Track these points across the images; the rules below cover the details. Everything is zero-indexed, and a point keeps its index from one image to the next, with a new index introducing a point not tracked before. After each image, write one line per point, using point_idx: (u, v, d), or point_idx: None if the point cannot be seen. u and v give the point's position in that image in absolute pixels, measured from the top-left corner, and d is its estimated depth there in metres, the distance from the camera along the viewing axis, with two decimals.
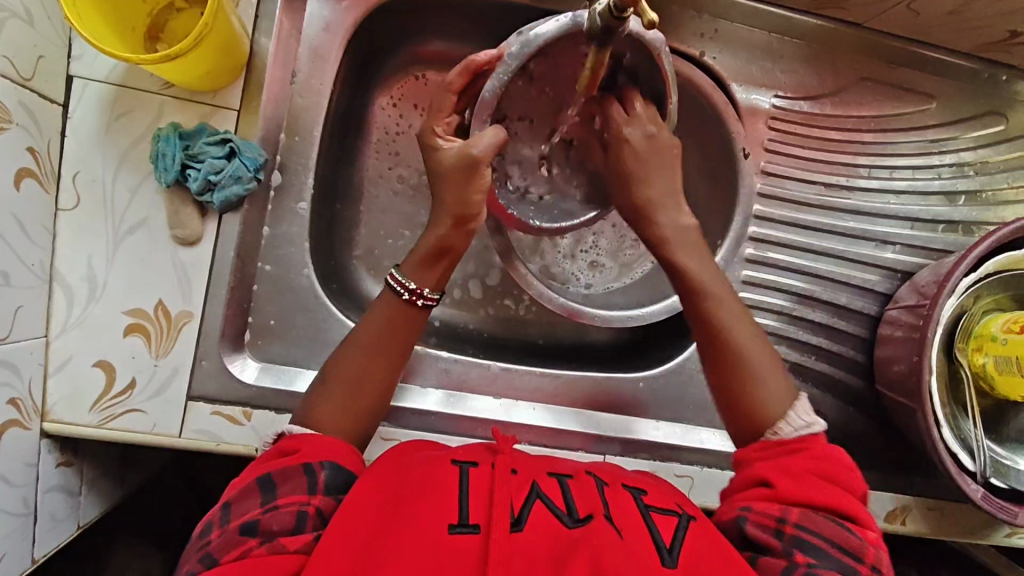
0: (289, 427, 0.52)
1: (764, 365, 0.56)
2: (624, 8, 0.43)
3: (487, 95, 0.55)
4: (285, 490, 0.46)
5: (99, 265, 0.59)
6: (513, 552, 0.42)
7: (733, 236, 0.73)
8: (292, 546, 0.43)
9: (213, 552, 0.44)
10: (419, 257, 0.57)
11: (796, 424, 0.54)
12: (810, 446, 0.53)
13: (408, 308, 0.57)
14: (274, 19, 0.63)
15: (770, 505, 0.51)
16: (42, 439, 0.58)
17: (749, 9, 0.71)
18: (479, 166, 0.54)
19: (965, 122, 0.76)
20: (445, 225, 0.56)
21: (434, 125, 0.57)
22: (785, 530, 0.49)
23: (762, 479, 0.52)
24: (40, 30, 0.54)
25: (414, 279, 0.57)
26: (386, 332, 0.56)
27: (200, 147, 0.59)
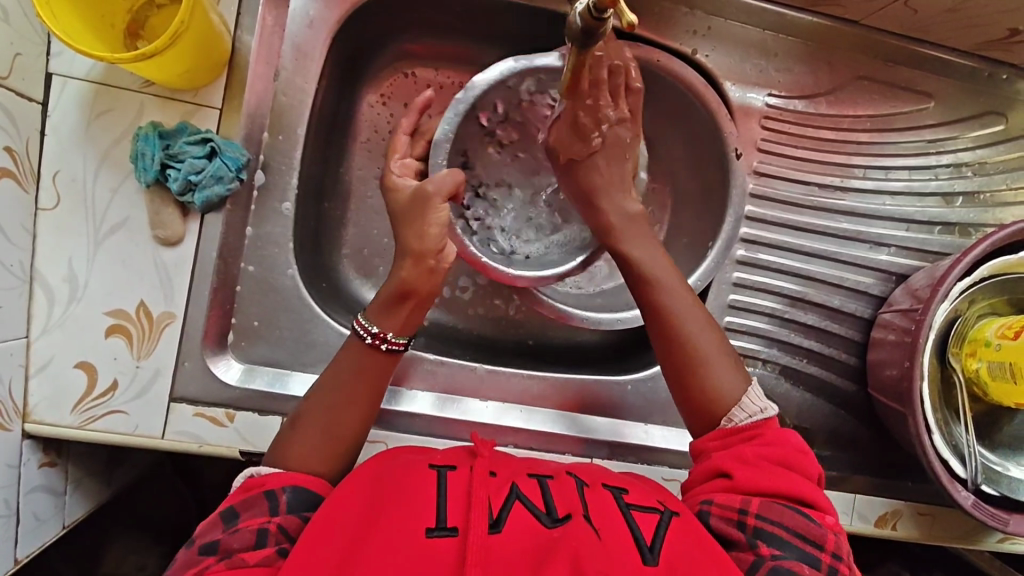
0: (258, 467, 0.51)
1: (712, 353, 0.57)
2: (602, 10, 0.43)
3: (441, 136, 0.62)
4: (248, 514, 0.46)
5: (80, 265, 0.58)
6: (492, 554, 0.41)
7: (723, 241, 0.70)
8: (253, 559, 0.44)
9: (172, 574, 0.44)
10: (383, 298, 0.57)
11: (750, 410, 0.55)
12: (764, 431, 0.54)
13: (373, 354, 0.56)
14: (257, 16, 0.62)
15: (731, 496, 0.51)
16: (23, 441, 0.57)
17: (743, 6, 0.69)
18: (432, 199, 0.57)
19: (964, 122, 0.75)
20: (406, 264, 0.57)
21: (390, 162, 0.63)
22: (748, 521, 0.49)
23: (721, 469, 0.53)
24: (15, 27, 0.53)
25: (378, 323, 0.56)
26: (362, 371, 0.56)
27: (181, 147, 0.58)
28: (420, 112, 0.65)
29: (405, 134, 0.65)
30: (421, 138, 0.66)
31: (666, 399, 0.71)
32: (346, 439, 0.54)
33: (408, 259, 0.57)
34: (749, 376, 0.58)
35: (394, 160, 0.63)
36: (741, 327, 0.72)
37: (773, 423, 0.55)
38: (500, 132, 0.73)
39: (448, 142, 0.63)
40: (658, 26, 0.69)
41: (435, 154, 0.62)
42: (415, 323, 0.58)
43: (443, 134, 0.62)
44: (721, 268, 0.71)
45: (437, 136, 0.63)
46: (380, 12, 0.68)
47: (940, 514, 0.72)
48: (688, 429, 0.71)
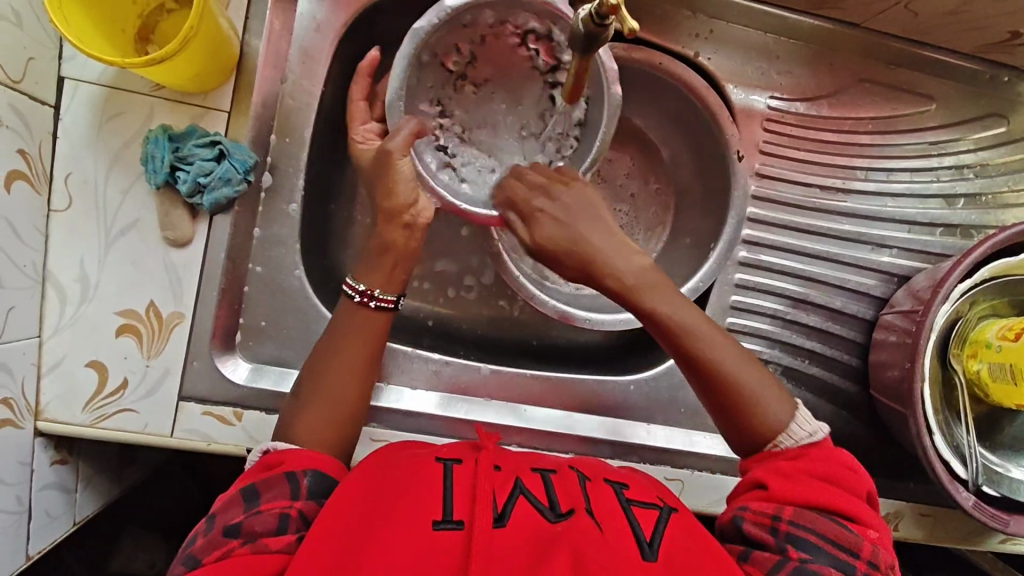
0: (275, 443, 0.52)
1: (758, 378, 0.56)
2: (605, 16, 0.43)
3: (393, 95, 0.60)
4: (268, 496, 0.47)
5: (91, 266, 0.59)
6: (495, 546, 0.42)
7: (724, 242, 0.70)
8: (275, 546, 0.44)
9: (196, 554, 0.45)
10: (365, 257, 0.60)
11: (798, 436, 0.55)
12: (811, 452, 0.54)
13: (363, 310, 0.58)
14: (265, 20, 0.63)
15: (766, 504, 0.52)
16: (36, 438, 0.58)
17: (746, 9, 0.70)
18: (392, 156, 0.58)
19: (966, 124, 0.75)
20: (383, 223, 0.59)
21: (352, 129, 0.64)
22: (780, 527, 0.50)
23: (758, 482, 0.54)
24: (29, 32, 0.54)
25: (363, 282, 0.59)
26: (355, 338, 0.57)
27: (190, 149, 0.59)
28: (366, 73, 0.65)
29: (363, 101, 0.65)
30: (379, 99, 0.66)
31: (668, 399, 0.72)
32: (350, 412, 0.56)
33: (383, 218, 0.59)
34: (793, 399, 0.57)
35: (355, 128, 0.64)
36: (742, 327, 0.73)
37: (824, 443, 0.55)
38: (471, 73, 0.68)
39: (400, 100, 0.60)
40: (661, 30, 0.69)
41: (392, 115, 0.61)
42: (399, 278, 0.60)
43: (393, 94, 0.60)
44: (722, 270, 0.72)
45: (389, 97, 0.60)
46: (386, 15, 0.69)
47: (941, 515, 0.72)
48: (690, 429, 0.72)
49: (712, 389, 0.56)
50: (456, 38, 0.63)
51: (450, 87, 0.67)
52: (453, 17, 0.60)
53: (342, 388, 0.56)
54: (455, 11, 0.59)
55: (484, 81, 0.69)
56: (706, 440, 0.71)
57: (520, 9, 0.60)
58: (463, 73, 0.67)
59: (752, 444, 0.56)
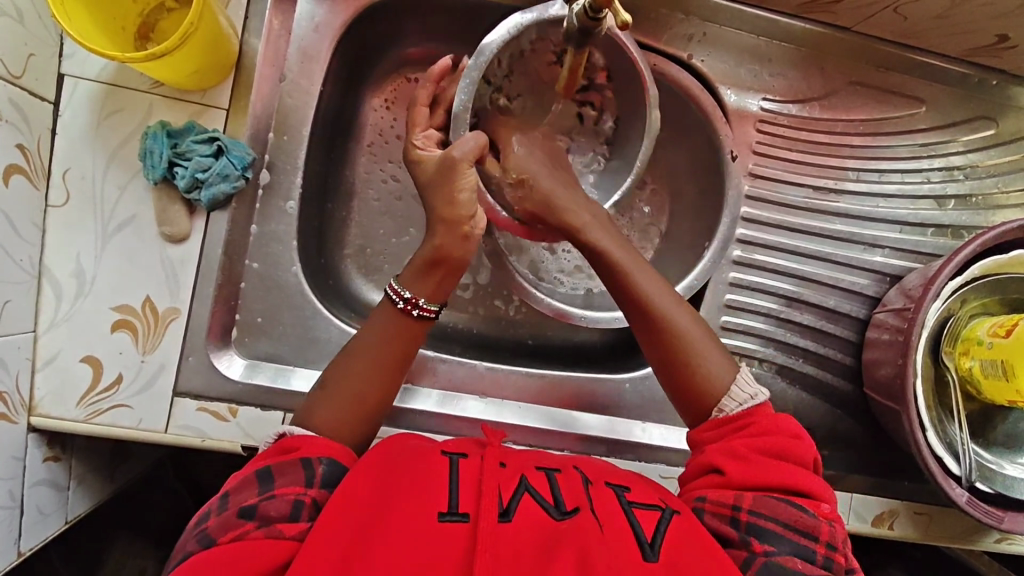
0: (290, 427, 0.52)
1: (707, 342, 0.58)
2: (599, 9, 0.44)
3: (459, 104, 0.60)
4: (282, 482, 0.46)
5: (88, 261, 0.59)
6: (501, 541, 0.42)
7: (718, 240, 0.72)
8: (288, 532, 0.44)
9: (210, 533, 0.44)
10: (416, 265, 0.58)
11: (740, 398, 0.56)
12: (756, 420, 0.54)
13: (404, 319, 0.57)
14: (264, 20, 0.64)
15: (723, 493, 0.51)
16: (29, 434, 0.58)
17: (738, 13, 0.71)
18: (459, 165, 0.57)
19: (955, 127, 0.76)
20: (439, 232, 0.57)
21: (412, 135, 0.61)
22: (740, 517, 0.50)
23: (711, 466, 0.53)
24: (30, 28, 0.55)
25: (411, 289, 0.57)
26: (392, 337, 0.57)
27: (188, 145, 0.60)
28: (437, 80, 0.63)
29: (425, 106, 0.62)
30: (440, 107, 0.63)
31: (664, 397, 0.72)
32: (372, 409, 0.55)
33: (441, 227, 0.57)
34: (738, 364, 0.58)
35: (416, 135, 0.62)
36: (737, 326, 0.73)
37: (766, 408, 0.56)
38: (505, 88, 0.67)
39: (466, 112, 0.60)
40: (655, 32, 0.70)
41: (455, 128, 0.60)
42: (445, 291, 0.59)
43: (461, 105, 0.60)
44: (716, 268, 0.73)
45: (455, 105, 0.60)
46: (384, 17, 0.70)
47: (935, 514, 0.73)
48: (685, 428, 0.72)
49: (668, 361, 0.58)
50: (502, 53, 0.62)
51: (490, 102, 0.66)
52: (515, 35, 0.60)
53: (369, 383, 0.55)
54: (526, 26, 0.60)
55: (517, 95, 0.68)
56: None
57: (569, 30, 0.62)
58: (501, 85, 0.66)
59: (698, 404, 0.57)
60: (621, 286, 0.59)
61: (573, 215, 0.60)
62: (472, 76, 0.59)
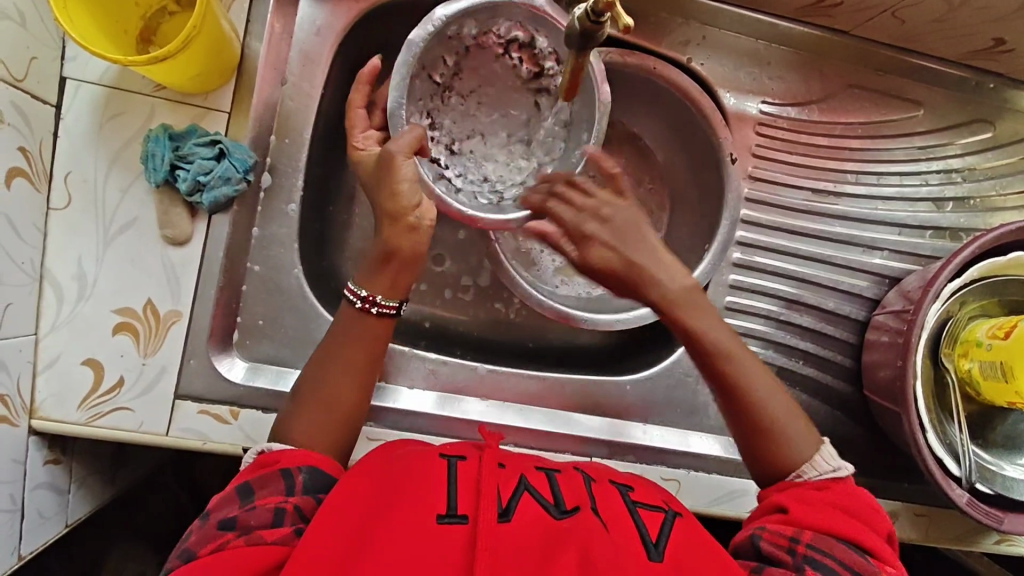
0: (270, 444, 0.51)
1: (790, 414, 0.58)
2: (600, 13, 0.44)
3: (399, 109, 0.60)
4: (262, 493, 0.47)
5: (90, 264, 0.59)
6: (501, 541, 0.42)
7: (718, 243, 0.71)
8: (270, 537, 0.44)
9: (192, 547, 0.44)
10: (368, 263, 0.58)
11: (822, 469, 0.55)
12: (833, 486, 0.54)
13: (360, 317, 0.57)
14: (266, 23, 0.64)
15: (784, 526, 0.51)
16: (30, 437, 0.58)
17: (737, 16, 0.72)
18: (394, 157, 0.57)
19: (953, 129, 0.77)
20: (387, 226, 0.57)
21: (351, 136, 0.63)
22: (799, 549, 0.49)
23: (779, 506, 0.53)
24: (33, 31, 0.55)
25: (367, 287, 0.57)
26: (359, 341, 0.57)
27: (190, 148, 0.59)
28: (366, 82, 0.64)
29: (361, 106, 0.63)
30: (378, 108, 0.65)
31: (664, 399, 0.72)
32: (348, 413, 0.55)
33: (386, 221, 0.57)
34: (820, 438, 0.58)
35: (355, 134, 0.63)
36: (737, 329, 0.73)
37: (846, 481, 0.56)
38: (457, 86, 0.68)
39: (403, 109, 0.61)
40: (654, 36, 0.71)
41: (393, 123, 0.61)
42: (403, 285, 0.58)
43: (395, 103, 0.60)
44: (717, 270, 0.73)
45: (391, 105, 0.61)
46: (386, 20, 0.70)
47: (936, 515, 0.73)
48: (686, 430, 0.72)
49: (750, 427, 0.57)
50: (443, 51, 0.64)
51: (440, 101, 0.67)
52: (443, 30, 0.62)
53: (340, 389, 0.55)
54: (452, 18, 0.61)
55: (471, 92, 0.69)
56: (702, 440, 0.71)
57: (501, 16, 0.63)
58: (450, 85, 0.68)
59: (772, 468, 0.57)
60: (719, 371, 0.58)
61: (665, 287, 0.59)
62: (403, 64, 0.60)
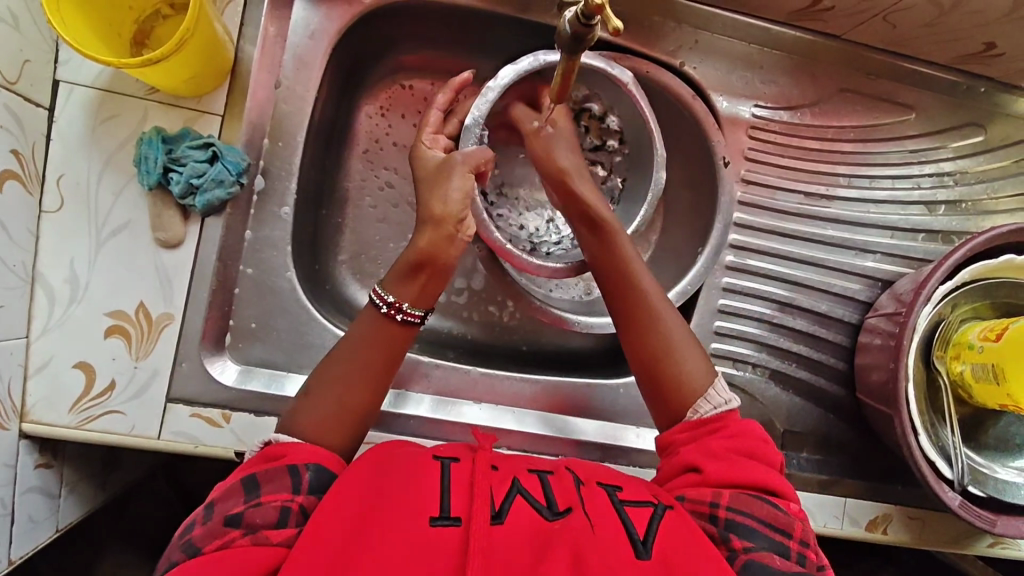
0: (276, 435, 0.52)
1: (685, 340, 0.59)
2: (591, 16, 0.44)
3: (469, 122, 0.64)
4: (268, 489, 0.46)
5: (82, 267, 0.59)
6: (494, 544, 0.42)
7: (712, 245, 0.73)
8: (275, 538, 0.44)
9: (196, 542, 0.44)
10: (400, 269, 0.58)
11: (715, 402, 0.56)
12: (726, 423, 0.55)
13: (388, 324, 0.57)
14: (260, 27, 0.64)
15: (702, 491, 0.51)
16: (20, 441, 0.58)
17: (730, 21, 0.72)
18: (453, 166, 0.60)
19: (945, 133, 0.77)
20: (427, 231, 0.58)
21: (420, 134, 0.65)
22: (719, 515, 0.49)
23: (690, 465, 0.53)
24: (26, 34, 0.55)
25: (393, 293, 0.57)
26: (376, 342, 0.56)
27: (183, 151, 0.59)
28: (456, 91, 0.67)
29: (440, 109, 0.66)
30: (453, 117, 0.67)
31: None
32: (356, 415, 0.54)
33: (427, 225, 0.58)
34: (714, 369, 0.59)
35: (424, 135, 0.65)
36: (730, 331, 0.74)
37: (738, 415, 0.56)
38: None
39: (478, 127, 0.64)
40: (648, 40, 0.71)
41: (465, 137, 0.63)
42: (430, 294, 0.59)
43: (472, 119, 0.63)
44: (711, 273, 0.73)
45: (468, 120, 0.64)
46: (380, 24, 0.70)
47: (929, 518, 0.73)
48: None
49: (641, 347, 0.59)
50: None
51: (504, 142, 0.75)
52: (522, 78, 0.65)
53: (352, 391, 0.55)
54: (538, 68, 0.65)
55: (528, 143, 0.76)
56: None
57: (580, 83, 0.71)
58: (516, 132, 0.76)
59: (669, 400, 0.57)
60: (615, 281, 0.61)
61: (561, 161, 0.65)
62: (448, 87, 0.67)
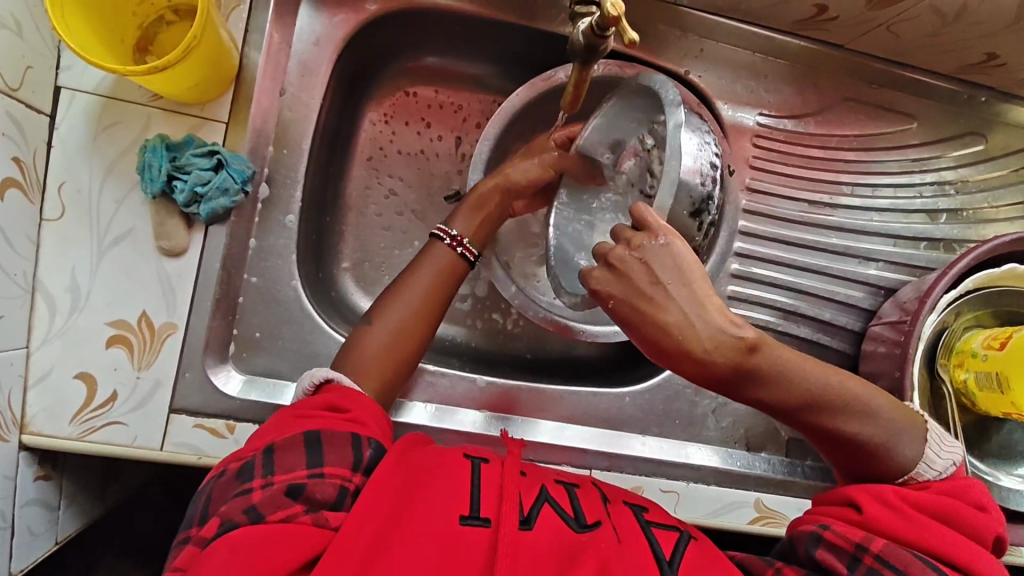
0: (337, 375, 0.53)
1: (874, 400, 0.52)
2: (606, 28, 0.44)
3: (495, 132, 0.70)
4: (331, 458, 0.45)
5: (83, 276, 0.58)
6: (522, 549, 0.41)
7: (717, 254, 0.73)
8: (333, 522, 0.42)
9: (258, 507, 0.42)
10: (464, 210, 0.65)
11: (941, 467, 0.52)
12: (938, 484, 0.51)
13: (450, 254, 0.62)
14: (265, 33, 0.63)
15: (853, 530, 0.48)
16: (20, 453, 0.56)
17: (734, 29, 0.72)
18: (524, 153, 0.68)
19: (946, 142, 0.78)
20: (490, 182, 0.66)
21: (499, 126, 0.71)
22: (863, 559, 0.46)
23: (852, 502, 0.50)
24: (28, 40, 0.54)
25: (456, 228, 0.64)
26: (433, 282, 0.61)
27: (188, 159, 0.59)
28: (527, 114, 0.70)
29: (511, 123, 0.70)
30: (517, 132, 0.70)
31: (662, 410, 0.72)
32: (410, 352, 0.59)
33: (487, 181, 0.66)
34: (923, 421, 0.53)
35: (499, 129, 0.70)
36: None
37: (960, 475, 0.52)
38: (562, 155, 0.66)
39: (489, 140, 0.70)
40: (653, 48, 0.71)
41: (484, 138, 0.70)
42: (485, 236, 0.65)
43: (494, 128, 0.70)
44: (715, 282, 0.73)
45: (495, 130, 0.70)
46: (385, 31, 0.70)
47: None
48: (685, 441, 0.72)
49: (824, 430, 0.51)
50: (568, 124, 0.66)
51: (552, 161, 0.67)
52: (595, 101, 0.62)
53: (409, 329, 0.59)
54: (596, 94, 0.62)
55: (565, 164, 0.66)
56: (700, 452, 0.71)
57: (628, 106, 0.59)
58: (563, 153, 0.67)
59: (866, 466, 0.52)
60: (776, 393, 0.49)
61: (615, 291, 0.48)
62: (530, 84, 0.69)
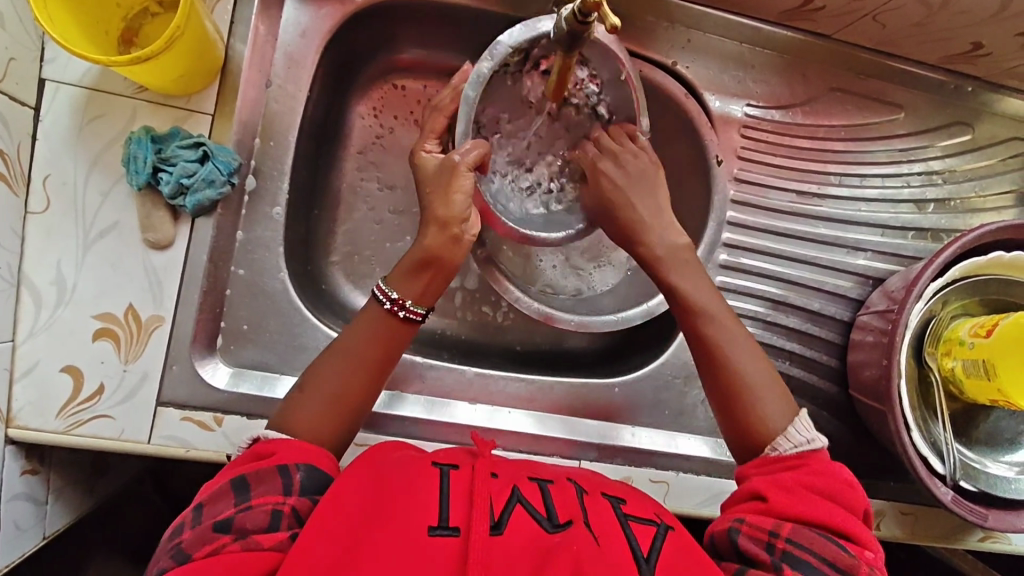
0: (265, 432, 0.51)
1: (766, 378, 0.56)
2: (588, 13, 0.44)
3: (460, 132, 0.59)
4: (259, 492, 0.46)
5: (69, 269, 0.58)
6: (492, 557, 0.41)
7: (706, 242, 0.74)
8: (267, 543, 0.43)
9: (185, 549, 0.43)
10: (404, 266, 0.56)
11: (796, 440, 0.53)
12: (808, 462, 0.52)
13: (392, 320, 0.56)
14: (251, 25, 0.64)
15: (762, 517, 0.50)
16: (7, 446, 0.56)
17: (721, 20, 0.72)
18: (457, 168, 0.56)
19: (933, 132, 0.78)
20: (431, 232, 0.56)
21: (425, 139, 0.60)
22: (777, 544, 0.48)
23: (757, 492, 0.52)
24: (11, 32, 0.54)
25: (397, 289, 0.56)
26: (378, 335, 0.56)
27: (173, 151, 0.59)
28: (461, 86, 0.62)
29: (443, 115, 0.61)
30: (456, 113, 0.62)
31: (652, 401, 0.72)
32: (355, 400, 0.54)
33: (432, 226, 0.56)
34: (796, 407, 0.56)
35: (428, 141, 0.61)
36: None
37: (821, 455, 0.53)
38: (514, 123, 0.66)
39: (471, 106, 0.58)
40: (640, 39, 0.71)
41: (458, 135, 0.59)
42: (433, 293, 0.57)
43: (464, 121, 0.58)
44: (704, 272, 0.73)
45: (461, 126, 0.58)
46: (372, 23, 0.70)
47: (921, 513, 0.73)
48: (675, 431, 0.72)
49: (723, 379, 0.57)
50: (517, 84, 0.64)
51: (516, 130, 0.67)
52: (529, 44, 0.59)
53: (351, 379, 0.54)
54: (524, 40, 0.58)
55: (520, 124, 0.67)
56: (690, 442, 0.71)
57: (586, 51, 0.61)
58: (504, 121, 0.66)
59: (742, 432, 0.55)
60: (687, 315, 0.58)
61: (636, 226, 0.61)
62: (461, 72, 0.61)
